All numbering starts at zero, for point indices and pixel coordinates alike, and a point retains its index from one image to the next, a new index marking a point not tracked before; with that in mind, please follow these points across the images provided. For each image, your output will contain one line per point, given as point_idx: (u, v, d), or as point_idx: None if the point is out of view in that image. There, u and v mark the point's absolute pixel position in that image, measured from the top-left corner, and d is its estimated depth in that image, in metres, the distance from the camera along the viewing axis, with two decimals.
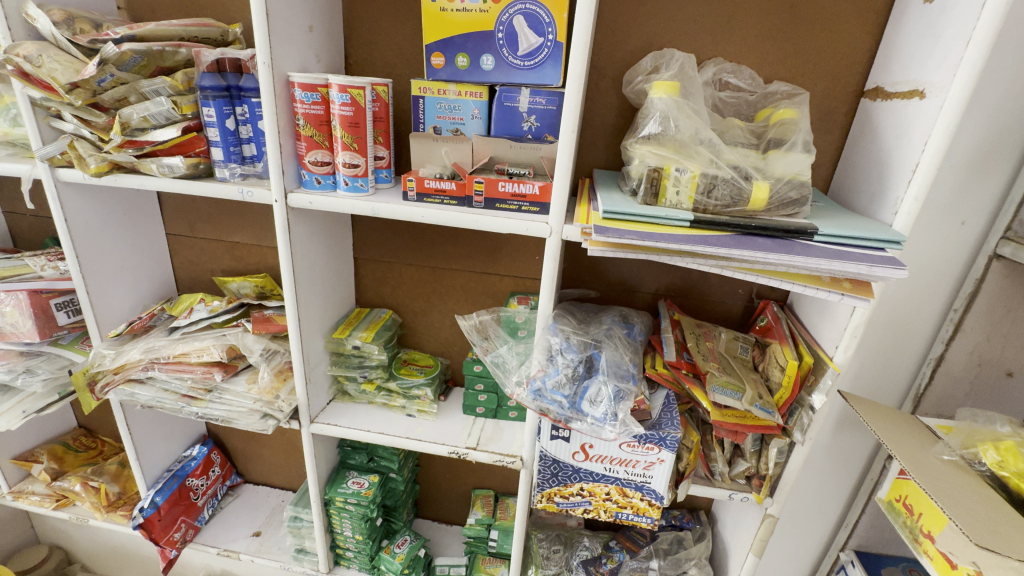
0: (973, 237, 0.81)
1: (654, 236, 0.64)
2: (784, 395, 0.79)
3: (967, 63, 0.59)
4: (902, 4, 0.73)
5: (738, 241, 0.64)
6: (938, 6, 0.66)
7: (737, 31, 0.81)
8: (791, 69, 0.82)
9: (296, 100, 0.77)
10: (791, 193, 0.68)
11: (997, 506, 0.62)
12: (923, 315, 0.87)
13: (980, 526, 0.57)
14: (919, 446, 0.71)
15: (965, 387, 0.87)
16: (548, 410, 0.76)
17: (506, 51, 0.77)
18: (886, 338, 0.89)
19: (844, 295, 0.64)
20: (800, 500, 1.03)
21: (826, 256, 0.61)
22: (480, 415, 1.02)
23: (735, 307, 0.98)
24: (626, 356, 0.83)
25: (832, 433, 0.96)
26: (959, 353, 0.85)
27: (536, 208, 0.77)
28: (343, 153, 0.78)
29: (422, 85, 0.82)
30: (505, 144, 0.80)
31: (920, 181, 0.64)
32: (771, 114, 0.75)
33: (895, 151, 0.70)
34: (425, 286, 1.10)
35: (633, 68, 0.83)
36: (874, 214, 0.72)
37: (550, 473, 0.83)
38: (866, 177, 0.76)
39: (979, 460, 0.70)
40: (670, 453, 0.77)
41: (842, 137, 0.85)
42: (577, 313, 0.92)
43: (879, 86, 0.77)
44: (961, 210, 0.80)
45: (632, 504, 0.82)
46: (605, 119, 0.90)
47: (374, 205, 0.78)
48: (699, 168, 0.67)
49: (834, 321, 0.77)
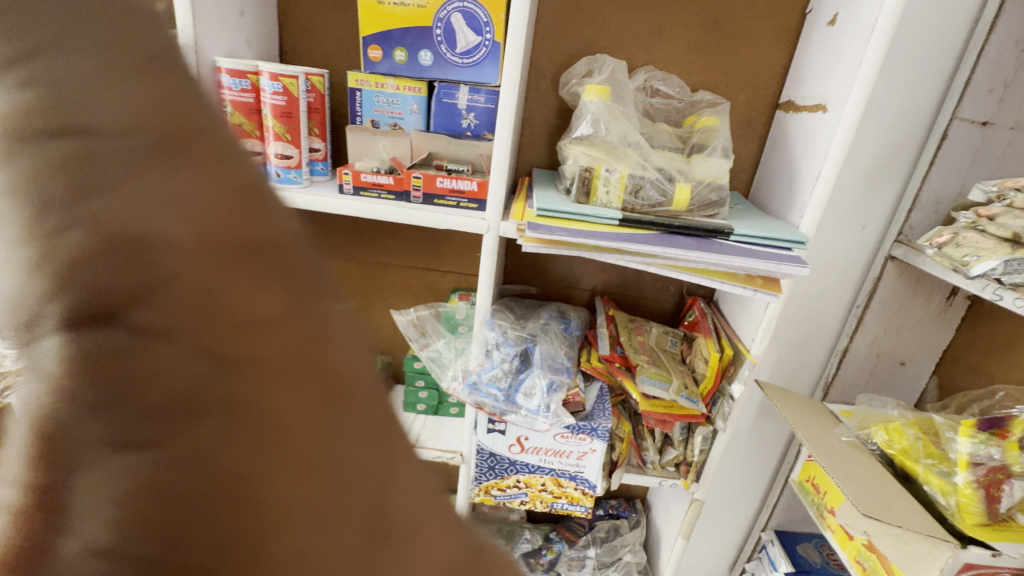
0: (872, 240, 0.93)
1: (584, 233, 0.67)
2: (708, 385, 0.85)
3: (860, 82, 0.66)
4: (809, 26, 0.81)
5: (663, 239, 0.68)
6: (838, 28, 0.73)
7: (666, 42, 0.87)
8: (714, 81, 0.89)
9: (224, 86, 0.75)
10: (711, 196, 0.73)
11: (885, 481, 0.70)
12: (831, 310, 0.98)
13: (869, 498, 0.65)
14: (823, 430, 0.80)
15: (867, 375, 1.01)
16: (484, 404, 0.78)
17: (445, 48, 0.78)
18: (799, 331, 1.00)
19: (757, 290, 0.70)
20: (724, 484, 1.11)
21: (741, 255, 0.66)
22: (421, 411, 1.03)
23: (667, 303, 1.03)
24: (561, 350, 0.85)
25: (753, 419, 1.04)
26: (862, 343, 0.98)
27: (474, 204, 0.80)
28: (274, 144, 0.77)
29: (359, 77, 0.81)
30: (443, 140, 0.82)
31: (822, 188, 0.72)
32: (695, 121, 0.80)
33: (803, 160, 0.77)
34: (367, 282, 1.09)
35: (569, 71, 0.87)
36: (785, 216, 0.80)
37: (486, 466, 0.86)
38: (779, 183, 0.83)
39: (871, 440, 0.80)
40: (602, 444, 0.80)
41: (760, 146, 0.92)
42: (516, 309, 0.94)
43: (791, 100, 0.84)
44: (862, 215, 0.91)
45: (567, 494, 0.85)
46: (544, 119, 0.93)
47: (308, 197, 0.78)
48: (627, 169, 0.70)
49: (750, 315, 0.82)
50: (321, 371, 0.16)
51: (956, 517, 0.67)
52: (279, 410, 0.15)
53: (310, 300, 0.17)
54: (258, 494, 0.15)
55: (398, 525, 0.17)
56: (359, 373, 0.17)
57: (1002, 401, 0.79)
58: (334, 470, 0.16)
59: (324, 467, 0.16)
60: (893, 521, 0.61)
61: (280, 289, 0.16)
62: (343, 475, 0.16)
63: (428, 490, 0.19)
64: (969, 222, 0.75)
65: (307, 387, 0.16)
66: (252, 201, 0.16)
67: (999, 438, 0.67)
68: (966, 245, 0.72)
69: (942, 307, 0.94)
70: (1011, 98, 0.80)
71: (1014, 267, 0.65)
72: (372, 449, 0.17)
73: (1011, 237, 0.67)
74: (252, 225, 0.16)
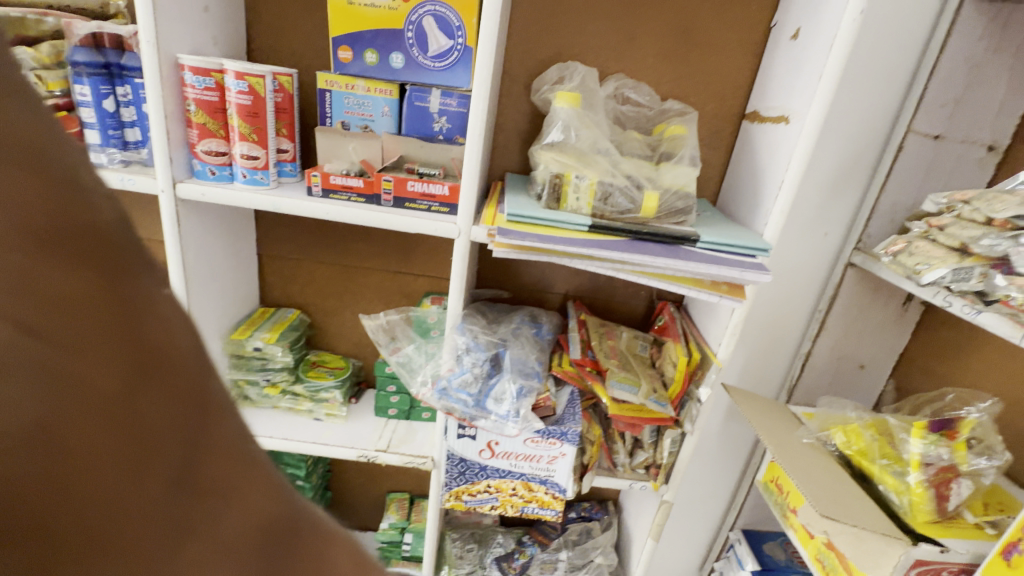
0: (834, 247, 0.96)
1: (553, 239, 0.67)
2: (676, 389, 0.86)
3: (820, 95, 0.68)
4: (774, 39, 0.83)
5: (631, 246, 0.69)
6: (800, 43, 0.75)
7: (637, 51, 0.88)
8: (682, 90, 0.91)
9: (187, 85, 0.73)
10: (677, 203, 0.74)
11: (842, 481, 0.72)
12: (795, 314, 1.01)
13: (826, 498, 0.67)
14: (785, 432, 0.82)
15: (828, 378, 1.04)
16: (453, 409, 0.77)
17: (416, 51, 0.77)
18: (764, 334, 1.03)
19: (722, 296, 0.71)
20: (694, 484, 1.14)
21: (706, 261, 0.67)
22: (392, 416, 1.02)
23: (638, 308, 1.05)
24: (532, 354, 0.86)
25: (722, 421, 1.07)
26: (823, 347, 1.01)
27: (446, 208, 0.79)
28: (240, 144, 0.75)
29: (329, 78, 0.81)
30: (415, 143, 0.82)
31: (784, 197, 0.74)
32: (664, 130, 0.81)
33: (767, 170, 0.80)
34: (337, 285, 1.08)
35: (540, 77, 0.87)
36: (750, 223, 0.82)
37: (456, 472, 0.86)
38: (744, 192, 0.86)
39: (831, 441, 0.82)
40: (572, 447, 0.81)
41: (727, 154, 0.95)
42: (488, 314, 0.94)
43: (756, 110, 0.86)
44: (824, 223, 0.94)
45: (537, 498, 0.86)
46: (517, 124, 0.93)
47: (275, 200, 0.76)
48: (597, 176, 0.71)
49: (717, 321, 0.84)
50: (138, 347, 0.19)
51: (908, 514, 0.70)
52: (95, 381, 0.17)
53: (133, 291, 0.19)
54: (74, 455, 0.16)
55: (211, 481, 0.20)
56: (175, 352, 0.20)
57: (952, 402, 0.83)
58: (147, 432, 0.18)
59: (136, 429, 0.18)
60: (848, 520, 0.63)
61: (95, 280, 0.18)
62: (154, 437, 0.19)
63: (241, 452, 0.22)
64: (921, 231, 0.79)
65: (124, 361, 0.18)
66: (80, 206, 0.18)
67: (948, 439, 0.71)
68: (918, 254, 0.76)
69: (899, 312, 0.97)
70: (961, 113, 0.84)
71: (962, 275, 0.68)
72: (186, 416, 0.20)
73: (959, 246, 0.70)
74: (78, 226, 0.18)
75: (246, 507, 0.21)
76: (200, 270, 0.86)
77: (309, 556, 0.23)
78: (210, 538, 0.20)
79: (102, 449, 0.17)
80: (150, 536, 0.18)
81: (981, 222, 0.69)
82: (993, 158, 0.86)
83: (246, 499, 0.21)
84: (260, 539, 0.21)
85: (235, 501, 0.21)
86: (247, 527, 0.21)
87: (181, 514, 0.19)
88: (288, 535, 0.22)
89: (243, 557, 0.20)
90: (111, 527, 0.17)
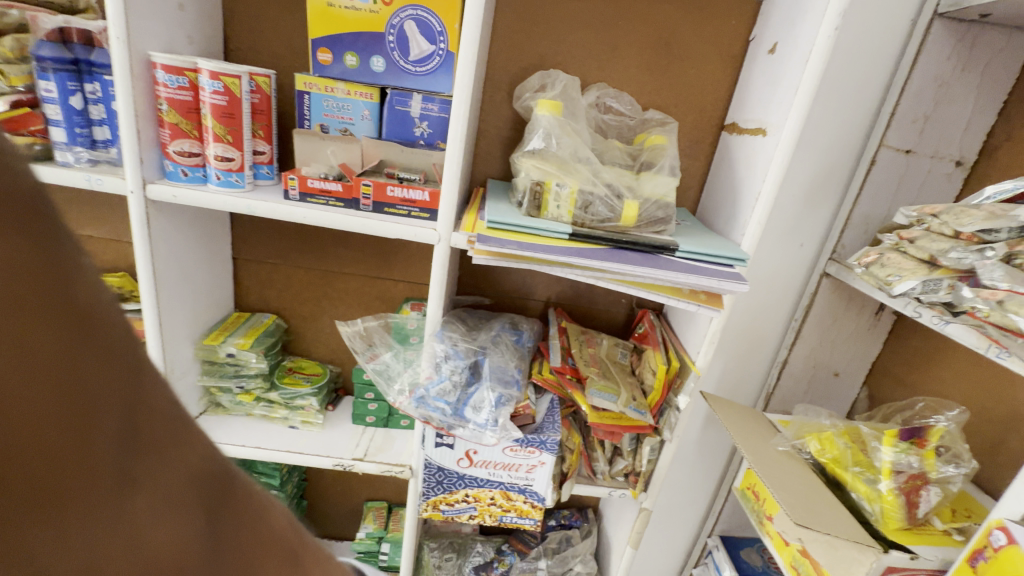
0: (810, 258, 0.98)
1: (533, 247, 0.67)
2: (655, 397, 0.86)
3: (796, 109, 0.70)
4: (752, 53, 0.85)
5: (611, 254, 0.69)
6: (777, 57, 0.77)
7: (619, 61, 0.89)
8: (663, 101, 0.92)
9: (159, 83, 0.71)
10: (658, 213, 0.75)
11: (816, 489, 0.73)
12: (771, 322, 1.04)
13: (800, 506, 0.68)
14: (762, 440, 0.83)
15: (804, 386, 1.06)
16: (431, 417, 0.76)
17: (397, 55, 0.77)
18: (742, 342, 1.05)
19: (700, 305, 0.72)
20: (673, 491, 1.14)
21: (685, 271, 0.68)
22: (370, 424, 1.01)
23: (618, 315, 1.05)
24: (512, 362, 0.85)
25: (701, 428, 1.08)
26: (799, 355, 1.03)
27: (426, 214, 0.78)
28: (214, 145, 0.73)
29: (308, 80, 0.79)
30: (396, 148, 0.80)
31: (761, 208, 0.75)
32: (645, 139, 0.82)
33: (745, 181, 0.81)
34: (315, 289, 1.06)
35: (523, 84, 0.87)
36: (728, 234, 0.83)
37: (434, 481, 0.84)
38: (723, 202, 0.87)
39: (806, 449, 0.83)
40: (551, 456, 0.80)
41: (706, 164, 0.96)
42: (468, 321, 0.93)
43: (735, 122, 0.88)
44: (800, 234, 0.96)
45: (515, 507, 0.85)
46: (499, 131, 0.93)
47: (250, 202, 0.75)
48: (578, 185, 0.71)
49: (696, 329, 0.84)
50: (77, 314, 0.18)
51: (879, 522, 0.70)
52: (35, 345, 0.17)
53: (64, 256, 0.18)
54: (25, 420, 0.16)
55: (150, 441, 0.21)
56: (115, 323, 0.20)
57: (921, 411, 0.85)
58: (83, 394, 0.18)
59: (75, 390, 0.18)
60: (821, 528, 0.64)
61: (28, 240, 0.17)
62: (94, 399, 0.19)
63: (175, 416, 0.23)
64: (892, 243, 0.80)
65: (62, 326, 0.18)
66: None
67: (918, 447, 0.73)
68: (889, 266, 0.77)
69: (871, 321, 1.00)
70: (931, 129, 0.87)
71: (932, 287, 0.69)
72: (128, 384, 0.20)
73: (928, 259, 0.72)
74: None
75: (184, 465, 0.22)
76: (171, 274, 0.83)
77: (230, 503, 0.25)
78: (153, 493, 0.21)
79: (46, 416, 0.17)
80: (94, 492, 0.19)
81: (950, 235, 0.71)
82: (960, 173, 0.89)
83: (181, 457, 0.22)
84: (197, 494, 0.23)
85: (169, 455, 0.22)
86: (185, 483, 0.22)
87: (125, 473, 0.20)
88: (220, 489, 0.24)
89: (180, 508, 0.22)
90: (58, 489, 0.18)
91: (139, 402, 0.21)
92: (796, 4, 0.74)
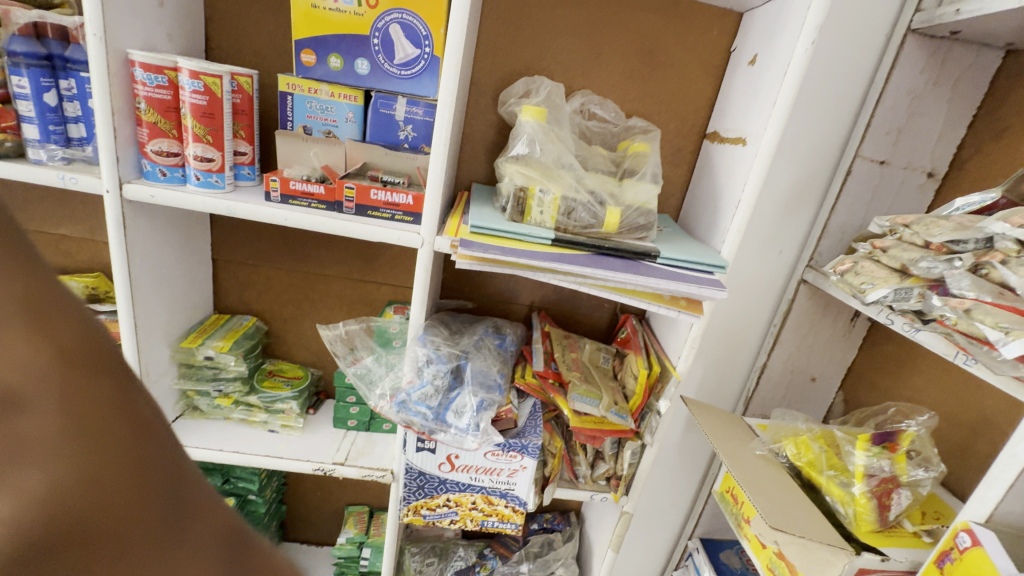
0: (788, 264, 1.00)
1: (516, 252, 0.67)
2: (636, 401, 0.87)
3: (774, 120, 0.71)
4: (733, 64, 0.87)
5: (593, 260, 0.69)
6: (757, 68, 0.78)
7: (603, 68, 0.90)
8: (647, 108, 0.93)
9: (137, 81, 0.69)
10: (639, 219, 0.76)
11: (792, 492, 0.75)
12: (751, 327, 1.05)
13: (776, 510, 0.69)
14: (740, 444, 0.84)
15: (782, 390, 1.08)
16: (412, 422, 0.76)
17: (382, 58, 0.76)
18: (722, 346, 1.07)
19: (680, 311, 0.73)
20: (655, 493, 1.15)
21: (666, 277, 0.69)
22: (352, 428, 1.00)
23: (601, 319, 1.06)
24: (495, 366, 0.85)
25: (682, 432, 1.09)
26: (778, 360, 1.05)
27: (409, 218, 0.78)
28: (193, 145, 0.72)
29: (291, 81, 0.78)
30: (379, 151, 0.80)
31: (741, 216, 0.76)
32: (628, 146, 0.83)
33: (725, 189, 0.82)
34: (297, 291, 1.05)
35: (508, 90, 0.87)
36: (708, 241, 0.84)
37: (415, 486, 0.84)
38: (704, 209, 0.88)
39: (783, 453, 0.85)
40: (533, 460, 0.80)
41: (688, 172, 0.97)
42: (451, 325, 0.93)
43: (717, 131, 0.89)
44: (778, 241, 0.98)
45: (497, 511, 0.85)
46: (484, 135, 0.93)
47: (230, 203, 0.73)
48: (561, 191, 0.72)
49: (677, 334, 0.86)
50: (133, 408, 0.23)
51: (852, 524, 0.72)
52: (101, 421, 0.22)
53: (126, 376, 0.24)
54: (90, 471, 0.20)
55: (192, 506, 0.24)
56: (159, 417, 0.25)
57: (893, 415, 0.87)
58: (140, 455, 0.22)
59: (131, 452, 0.22)
60: (795, 531, 0.65)
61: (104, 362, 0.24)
62: (147, 461, 0.23)
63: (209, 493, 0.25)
64: (867, 252, 0.82)
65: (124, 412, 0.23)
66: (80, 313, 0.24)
67: (889, 451, 0.75)
68: (863, 274, 0.79)
69: (847, 327, 1.02)
70: (904, 141, 0.89)
71: (903, 295, 0.71)
72: (172, 456, 0.24)
73: (900, 267, 0.74)
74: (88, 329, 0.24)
75: (216, 526, 0.24)
76: (148, 275, 0.82)
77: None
78: (192, 549, 0.22)
79: (107, 469, 0.21)
80: (139, 540, 0.21)
81: (921, 245, 0.73)
82: (932, 184, 0.92)
83: (212, 521, 0.24)
84: (225, 554, 0.23)
85: (205, 517, 0.24)
86: (217, 540, 0.23)
87: (167, 528, 0.22)
88: (247, 562, 0.24)
89: (211, 565, 0.22)
90: (110, 522, 0.20)
91: (179, 477, 0.24)
92: (775, 17, 0.75)
